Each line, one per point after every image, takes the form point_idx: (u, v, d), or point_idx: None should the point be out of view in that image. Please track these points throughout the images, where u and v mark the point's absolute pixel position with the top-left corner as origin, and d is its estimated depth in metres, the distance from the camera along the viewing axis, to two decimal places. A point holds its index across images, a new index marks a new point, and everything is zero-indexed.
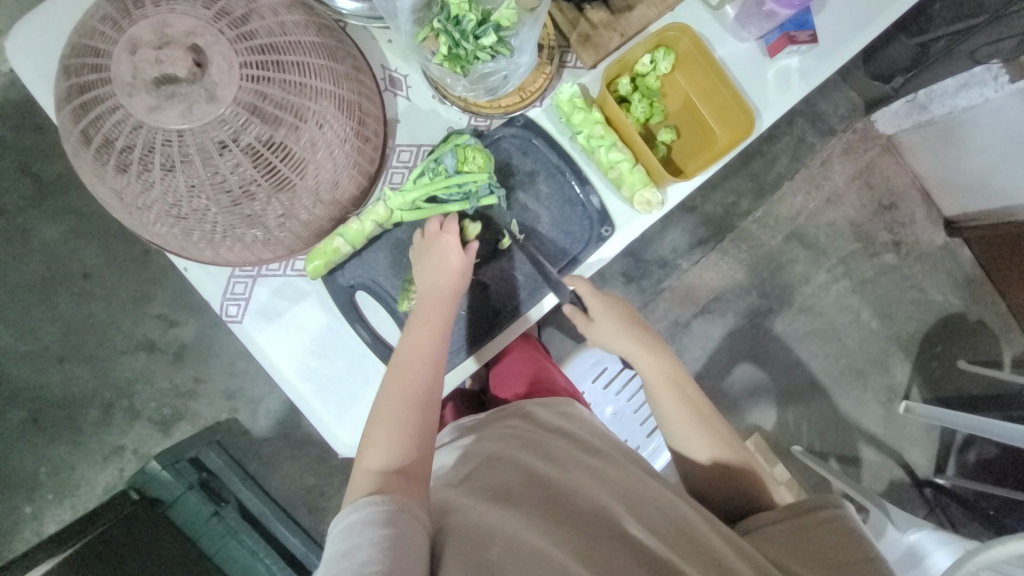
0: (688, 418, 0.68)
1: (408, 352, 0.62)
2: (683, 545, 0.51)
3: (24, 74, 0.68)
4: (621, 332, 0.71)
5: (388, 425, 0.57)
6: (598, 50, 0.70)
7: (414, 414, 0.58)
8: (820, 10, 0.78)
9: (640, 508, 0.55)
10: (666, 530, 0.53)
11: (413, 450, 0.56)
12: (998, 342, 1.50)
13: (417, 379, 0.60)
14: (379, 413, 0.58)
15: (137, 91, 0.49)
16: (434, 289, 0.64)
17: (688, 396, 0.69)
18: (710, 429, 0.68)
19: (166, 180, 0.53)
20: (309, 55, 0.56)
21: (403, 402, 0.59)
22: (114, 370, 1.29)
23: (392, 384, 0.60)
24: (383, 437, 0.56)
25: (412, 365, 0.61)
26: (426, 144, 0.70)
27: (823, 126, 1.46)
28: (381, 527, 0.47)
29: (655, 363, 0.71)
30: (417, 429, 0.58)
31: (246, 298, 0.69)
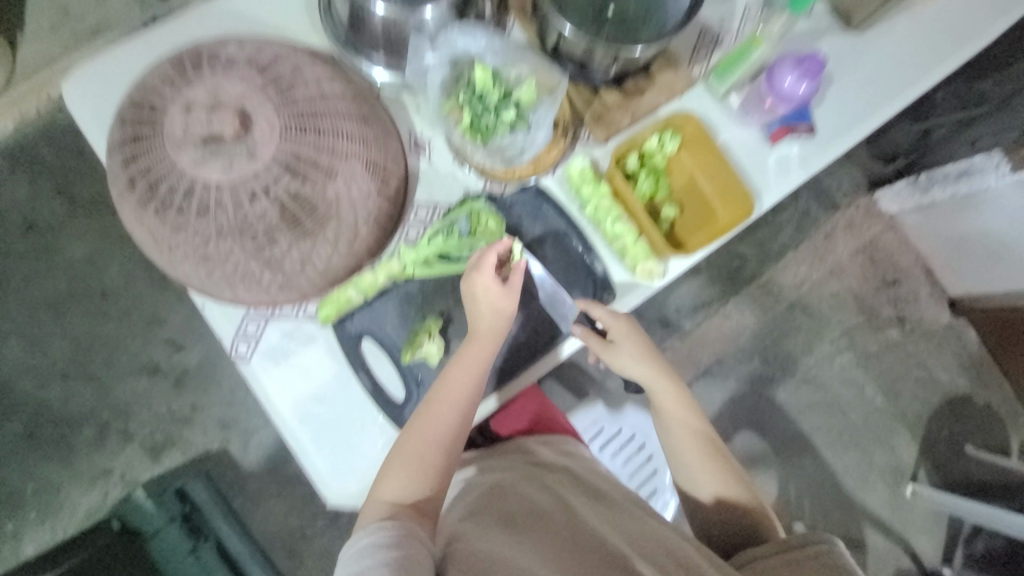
0: (700, 453, 0.73)
1: (443, 393, 0.64)
2: (654, 550, 0.59)
3: (75, 105, 0.70)
4: (637, 358, 0.74)
5: (409, 460, 0.62)
6: (611, 127, 0.74)
7: (436, 456, 0.63)
8: (819, 104, 0.83)
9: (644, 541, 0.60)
10: (656, 555, 0.58)
11: (426, 489, 0.62)
12: (1006, 428, 1.48)
13: (444, 422, 0.64)
14: (403, 447, 0.63)
15: (185, 146, 0.54)
16: (485, 334, 0.67)
17: (698, 427, 0.74)
18: (710, 455, 0.73)
19: (199, 223, 0.57)
20: (343, 120, 0.62)
21: (429, 444, 0.63)
22: (115, 390, 1.30)
23: (420, 424, 0.63)
24: (398, 473, 0.62)
25: (443, 408, 0.64)
26: (443, 203, 0.73)
27: (827, 201, 1.52)
28: (390, 548, 0.54)
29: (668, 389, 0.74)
30: (433, 473, 0.62)
31: (257, 338, 0.69)
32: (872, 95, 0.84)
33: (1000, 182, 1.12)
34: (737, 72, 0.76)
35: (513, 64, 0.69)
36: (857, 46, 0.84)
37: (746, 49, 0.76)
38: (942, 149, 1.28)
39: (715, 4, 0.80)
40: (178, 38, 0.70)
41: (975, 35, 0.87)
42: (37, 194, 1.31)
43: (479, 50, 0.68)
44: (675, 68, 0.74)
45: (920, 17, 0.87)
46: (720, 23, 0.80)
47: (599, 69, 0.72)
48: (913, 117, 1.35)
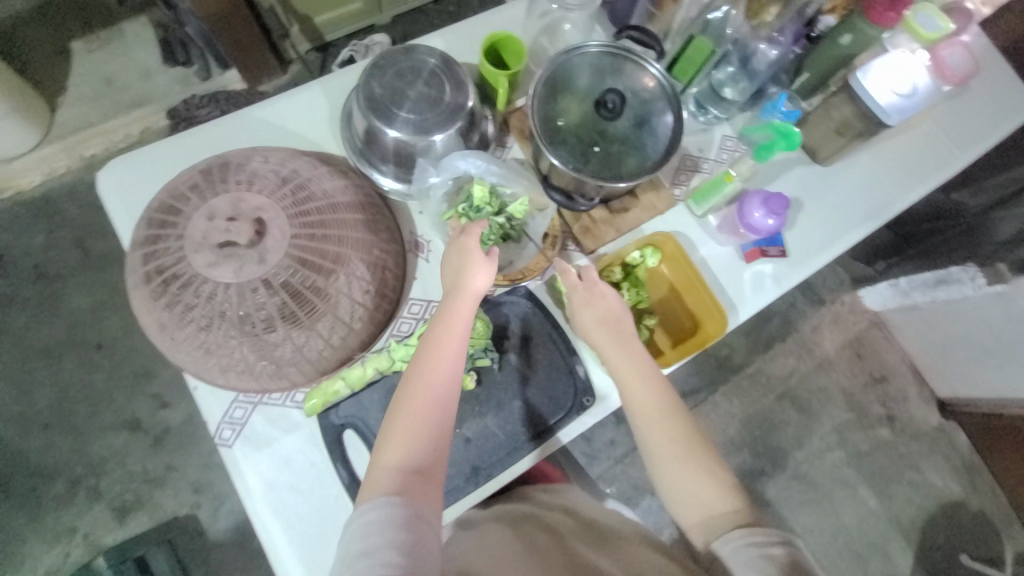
0: (669, 436, 0.67)
1: (431, 358, 0.62)
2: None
3: (103, 185, 0.77)
4: (594, 326, 0.72)
5: (404, 430, 0.60)
6: (596, 240, 0.81)
7: (436, 420, 0.61)
8: (791, 227, 0.90)
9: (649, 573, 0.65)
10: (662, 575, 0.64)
11: (428, 450, 0.60)
12: (1000, 537, 1.47)
13: (438, 387, 0.62)
14: (396, 415, 0.61)
15: (202, 249, 0.61)
16: (465, 293, 0.65)
17: (664, 402, 0.69)
18: (688, 454, 0.67)
19: (201, 314, 0.62)
20: (349, 228, 0.67)
21: (423, 409, 0.61)
22: (93, 445, 1.29)
23: (410, 392, 0.61)
24: (397, 444, 0.60)
25: (434, 370, 0.62)
26: (436, 300, 0.78)
27: (813, 296, 1.59)
28: (399, 529, 0.54)
29: (645, 396, 0.69)
30: (433, 439, 0.61)
31: (242, 423, 0.70)
32: (842, 219, 0.92)
33: (977, 292, 1.22)
34: (714, 199, 0.83)
35: (510, 181, 0.76)
36: (826, 176, 0.93)
37: (720, 183, 0.82)
38: (924, 262, 1.38)
39: (694, 133, 0.91)
40: (209, 137, 0.79)
41: (936, 171, 0.96)
42: (53, 244, 1.37)
43: (478, 170, 0.74)
44: (658, 190, 0.84)
45: (883, 153, 0.96)
46: (699, 151, 0.90)
47: (583, 197, 0.79)
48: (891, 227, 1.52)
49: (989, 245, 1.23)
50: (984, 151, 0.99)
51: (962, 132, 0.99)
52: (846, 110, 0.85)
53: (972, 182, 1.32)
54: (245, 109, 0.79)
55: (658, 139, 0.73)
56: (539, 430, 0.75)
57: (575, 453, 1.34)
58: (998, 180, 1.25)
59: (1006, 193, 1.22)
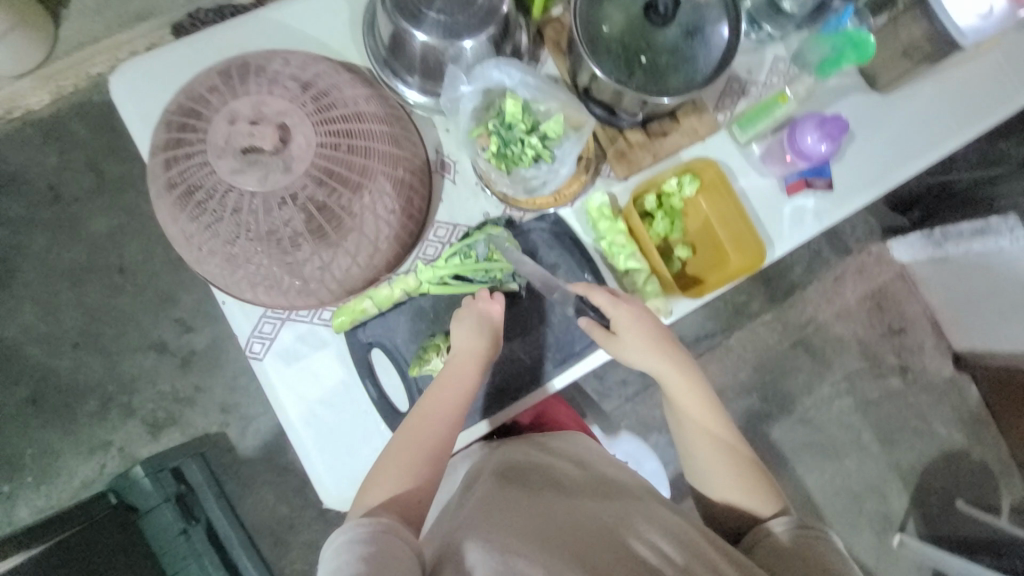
0: (707, 440, 0.71)
1: (430, 401, 0.64)
2: (664, 532, 0.62)
3: (117, 93, 0.73)
4: (648, 349, 0.70)
5: (393, 471, 0.61)
6: (631, 166, 0.76)
7: (427, 458, 0.62)
8: (838, 161, 0.84)
9: (659, 530, 0.63)
10: (664, 537, 0.62)
11: (414, 487, 0.60)
12: (998, 486, 1.51)
13: (431, 435, 0.63)
14: (390, 451, 0.62)
15: (225, 155, 0.58)
16: (470, 350, 0.66)
17: (702, 405, 0.72)
18: (722, 449, 0.71)
19: (227, 225, 0.60)
20: (375, 141, 0.64)
21: (412, 453, 0.62)
22: (122, 364, 1.34)
23: (408, 432, 0.63)
24: (385, 478, 0.60)
25: (433, 415, 0.64)
26: (462, 225, 0.75)
27: (840, 245, 1.55)
28: (364, 546, 0.52)
29: (672, 375, 0.71)
30: (420, 479, 0.61)
31: (271, 338, 0.70)
32: (892, 156, 0.86)
33: (1014, 244, 1.17)
34: (760, 124, 0.78)
35: (544, 98, 0.71)
36: (885, 105, 0.86)
37: (773, 104, 0.78)
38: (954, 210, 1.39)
39: (745, 53, 0.83)
40: (224, 44, 0.74)
41: (1006, 102, 0.88)
42: (66, 165, 1.35)
43: (512, 84, 0.70)
44: (700, 115, 0.77)
45: (946, 84, 0.88)
46: (748, 73, 0.83)
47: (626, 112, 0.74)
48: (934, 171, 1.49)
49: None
50: None
51: None
52: (916, 33, 0.80)
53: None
54: (260, 12, 0.73)
55: (711, 51, 0.66)
56: (564, 358, 0.75)
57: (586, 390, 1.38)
58: None
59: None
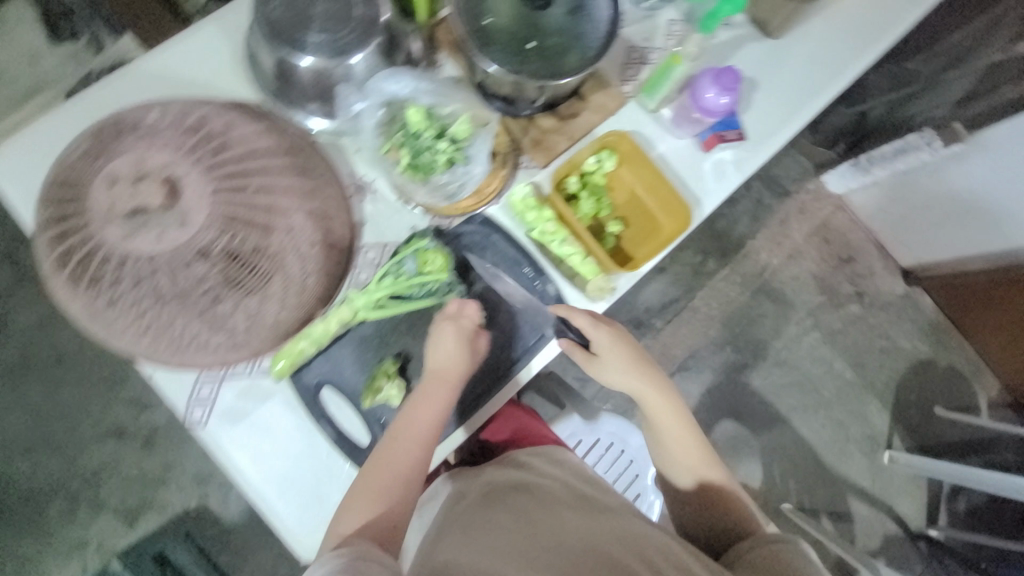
0: (688, 460, 0.78)
1: (408, 421, 0.64)
2: (644, 545, 0.65)
3: None
4: (630, 372, 0.76)
5: (369, 495, 0.62)
6: (549, 152, 0.77)
7: (403, 480, 0.63)
8: (745, 111, 0.86)
9: (629, 543, 0.65)
10: (647, 549, 0.64)
11: (390, 510, 0.62)
12: (969, 385, 1.58)
13: (407, 462, 0.64)
14: (367, 474, 0.63)
15: (112, 221, 0.54)
16: (445, 365, 0.67)
17: (684, 427, 0.78)
18: (698, 466, 0.78)
19: (132, 294, 0.57)
20: (277, 176, 0.62)
21: (389, 474, 0.63)
22: (82, 458, 1.26)
23: (385, 454, 0.63)
24: (361, 502, 0.62)
25: (411, 435, 0.64)
26: (392, 243, 0.74)
27: (778, 188, 1.61)
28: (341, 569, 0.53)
29: (653, 398, 0.77)
30: (395, 500, 0.62)
31: (211, 401, 0.66)
32: (796, 95, 0.88)
33: (935, 156, 1.21)
34: (665, 87, 0.78)
35: (446, 100, 0.70)
36: (781, 48, 0.89)
37: (668, 67, 0.77)
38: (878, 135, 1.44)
39: (635, 23, 0.85)
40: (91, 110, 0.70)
41: (891, 25, 0.92)
42: None
43: (408, 92, 0.68)
44: (605, 89, 0.80)
45: (833, 17, 0.91)
46: (644, 41, 0.84)
47: (525, 101, 0.74)
48: (847, 103, 1.50)
49: (942, 108, 1.26)
50: None
51: None
52: None
53: (927, 46, 1.28)
54: (124, 70, 0.69)
55: (596, 24, 0.67)
56: (519, 356, 0.74)
57: (567, 379, 1.38)
58: (958, 38, 1.21)
59: (962, 51, 1.21)
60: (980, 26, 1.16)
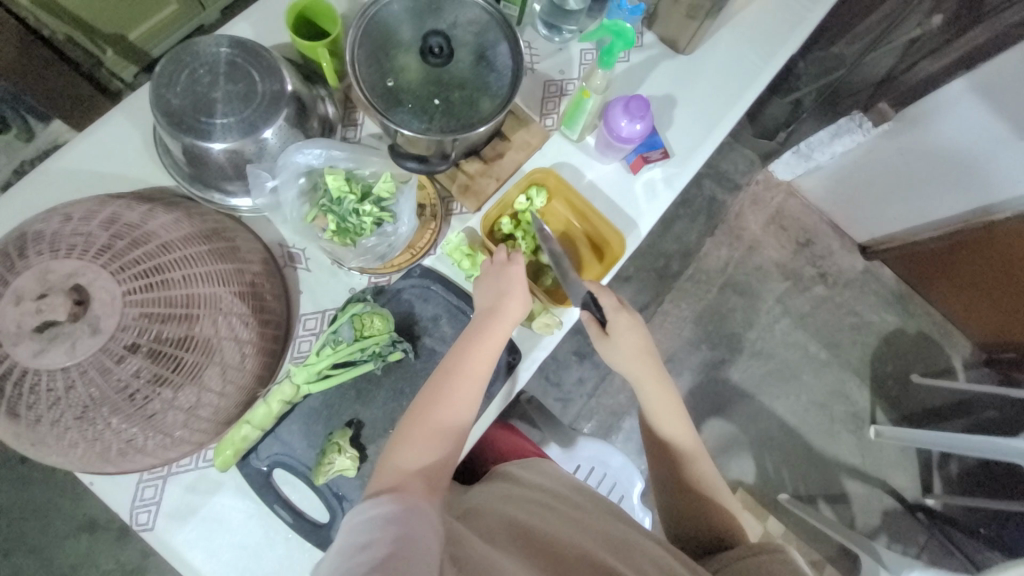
0: (686, 456, 0.76)
1: (463, 367, 0.64)
2: (636, 555, 0.63)
3: None
4: (631, 357, 0.75)
5: (424, 435, 0.61)
6: (479, 196, 0.77)
7: (453, 430, 0.62)
8: (668, 128, 0.89)
9: (620, 551, 0.64)
10: (639, 560, 0.63)
11: (438, 458, 0.61)
12: (941, 349, 1.62)
13: (458, 411, 0.63)
14: (419, 413, 0.62)
15: (21, 339, 0.53)
16: (492, 313, 0.68)
17: (681, 424, 0.76)
18: (690, 463, 0.75)
19: (53, 411, 0.55)
20: (196, 265, 0.60)
21: (445, 418, 0.62)
22: (53, 560, 1.20)
23: (439, 398, 0.62)
24: (414, 444, 0.60)
25: (463, 382, 0.64)
26: (330, 309, 0.73)
27: (728, 183, 1.64)
28: (398, 521, 0.52)
29: (652, 387, 0.76)
30: (445, 449, 0.61)
31: (157, 502, 0.64)
32: (714, 106, 0.91)
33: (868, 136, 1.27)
34: (583, 118, 0.80)
35: (365, 162, 0.71)
36: (694, 62, 0.92)
37: (581, 101, 0.78)
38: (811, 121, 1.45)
39: (549, 55, 0.87)
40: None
41: (796, 28, 0.95)
42: None
43: (323, 161, 0.69)
44: (526, 127, 0.81)
45: (739, 28, 0.94)
46: (561, 73, 0.86)
47: (440, 157, 0.69)
48: (781, 92, 1.44)
49: (866, 90, 1.32)
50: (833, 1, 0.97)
51: None
52: None
53: (844, 32, 1.25)
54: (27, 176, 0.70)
55: (501, 73, 0.68)
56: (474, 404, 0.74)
57: (549, 402, 1.37)
58: (869, 23, 1.20)
59: (880, 32, 1.21)
60: (888, 10, 1.16)
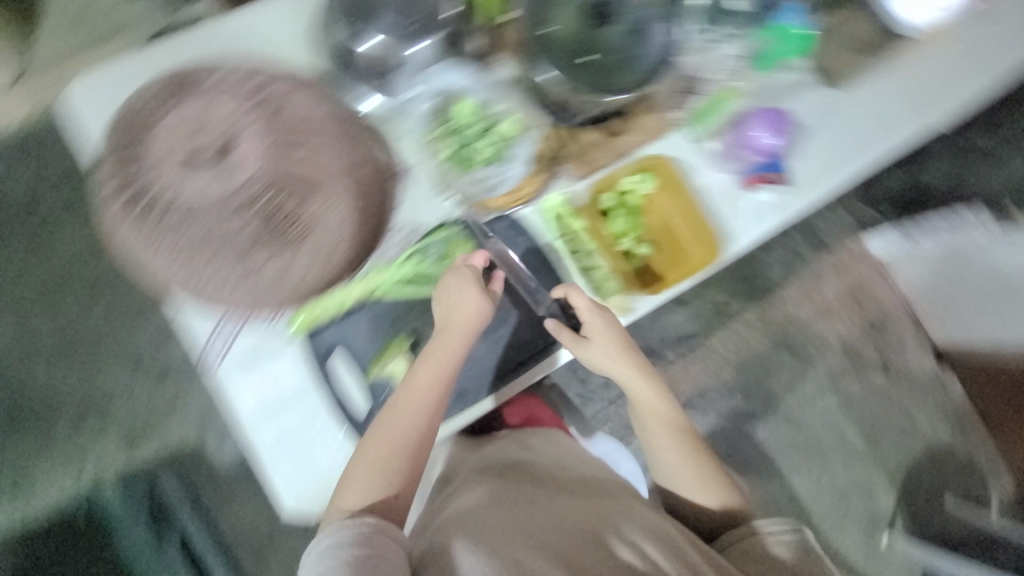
0: (679, 448, 0.78)
1: (403, 398, 0.68)
2: (644, 529, 0.71)
3: (82, 96, 0.77)
4: (618, 363, 0.76)
5: (373, 466, 0.67)
6: (590, 165, 0.77)
7: (402, 453, 0.68)
8: (795, 154, 0.85)
9: (622, 524, 0.71)
10: (648, 536, 0.70)
11: (391, 486, 0.67)
12: (986, 482, 1.50)
13: (408, 431, 0.68)
14: (367, 445, 0.67)
15: (168, 161, 0.60)
16: (442, 334, 0.69)
17: (666, 416, 0.79)
18: (691, 454, 0.78)
19: (181, 230, 0.61)
20: (326, 141, 0.64)
21: (390, 452, 0.67)
22: (102, 379, 1.34)
23: (381, 432, 0.67)
24: (362, 479, 0.66)
25: (407, 409, 0.68)
26: (422, 226, 0.74)
27: (816, 242, 1.57)
28: (360, 548, 0.61)
29: (638, 386, 0.78)
30: (397, 475, 0.68)
31: (227, 346, 0.70)
32: (847, 147, 0.87)
33: (992, 237, 1.32)
34: (718, 116, 0.82)
35: (498, 98, 0.73)
36: (840, 99, 0.87)
37: (722, 99, 0.82)
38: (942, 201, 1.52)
39: (695, 51, 0.83)
40: (133, 75, 0.81)
41: (951, 94, 0.90)
42: (42, 180, 1.35)
43: (461, 86, 0.73)
44: (651, 113, 0.80)
45: (898, 76, 0.89)
46: (697, 71, 0.83)
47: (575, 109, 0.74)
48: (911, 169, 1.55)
49: (993, 186, 1.49)
50: (994, 80, 0.91)
51: (982, 54, 0.91)
52: (862, 28, 0.89)
53: (979, 131, 1.52)
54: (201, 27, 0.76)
55: (653, 48, 0.68)
56: (528, 358, 0.77)
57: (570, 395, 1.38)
58: (998, 134, 1.52)
59: (999, 145, 1.52)
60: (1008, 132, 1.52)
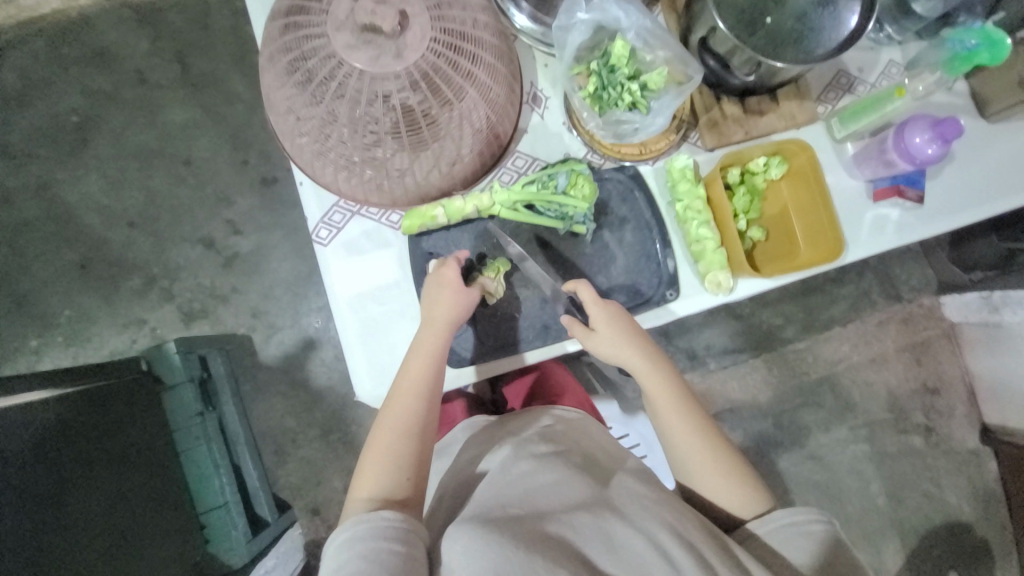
0: (695, 434, 0.70)
1: (401, 385, 0.66)
2: (660, 519, 0.60)
3: None
4: (625, 346, 0.70)
5: (383, 455, 0.63)
6: (721, 137, 0.76)
7: (411, 439, 0.64)
8: (931, 177, 0.81)
9: (638, 510, 0.61)
10: (665, 525, 0.59)
11: (405, 479, 0.62)
12: (994, 568, 1.45)
13: (415, 416, 0.65)
14: (374, 437, 0.64)
15: (344, 28, 0.57)
16: (429, 320, 0.68)
17: (682, 397, 0.71)
18: (709, 443, 0.70)
19: (332, 104, 0.60)
20: (484, 52, 0.63)
21: (396, 440, 0.64)
22: (170, 251, 1.39)
23: (387, 420, 0.64)
24: (377, 469, 0.62)
25: (404, 393, 0.66)
26: (541, 159, 0.76)
27: (891, 290, 1.50)
28: (396, 543, 0.55)
29: (650, 379, 0.71)
30: (409, 464, 0.63)
31: (339, 227, 0.74)
32: (987, 184, 0.82)
33: None
34: (866, 118, 0.74)
35: (652, 48, 0.71)
36: (989, 134, 0.82)
37: (885, 98, 0.73)
38: None
39: (861, 49, 0.81)
40: None
41: None
42: (158, 51, 1.39)
43: (626, 26, 0.69)
44: (800, 100, 0.77)
45: None
46: (858, 71, 0.80)
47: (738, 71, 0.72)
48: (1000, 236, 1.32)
49: None
50: None
51: None
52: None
53: None
54: None
55: (836, 30, 0.66)
56: None
57: None
58: None
59: None
60: None
